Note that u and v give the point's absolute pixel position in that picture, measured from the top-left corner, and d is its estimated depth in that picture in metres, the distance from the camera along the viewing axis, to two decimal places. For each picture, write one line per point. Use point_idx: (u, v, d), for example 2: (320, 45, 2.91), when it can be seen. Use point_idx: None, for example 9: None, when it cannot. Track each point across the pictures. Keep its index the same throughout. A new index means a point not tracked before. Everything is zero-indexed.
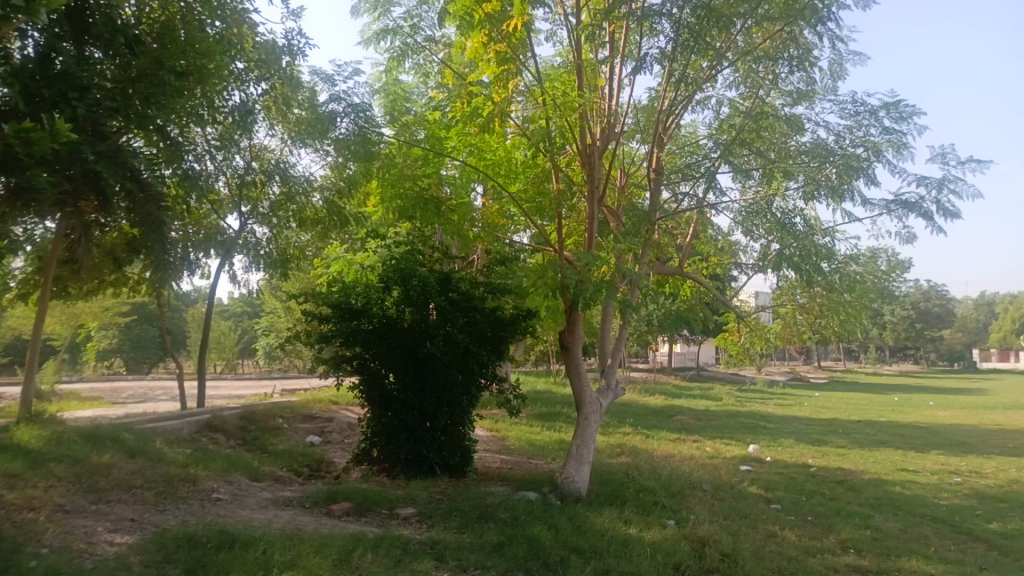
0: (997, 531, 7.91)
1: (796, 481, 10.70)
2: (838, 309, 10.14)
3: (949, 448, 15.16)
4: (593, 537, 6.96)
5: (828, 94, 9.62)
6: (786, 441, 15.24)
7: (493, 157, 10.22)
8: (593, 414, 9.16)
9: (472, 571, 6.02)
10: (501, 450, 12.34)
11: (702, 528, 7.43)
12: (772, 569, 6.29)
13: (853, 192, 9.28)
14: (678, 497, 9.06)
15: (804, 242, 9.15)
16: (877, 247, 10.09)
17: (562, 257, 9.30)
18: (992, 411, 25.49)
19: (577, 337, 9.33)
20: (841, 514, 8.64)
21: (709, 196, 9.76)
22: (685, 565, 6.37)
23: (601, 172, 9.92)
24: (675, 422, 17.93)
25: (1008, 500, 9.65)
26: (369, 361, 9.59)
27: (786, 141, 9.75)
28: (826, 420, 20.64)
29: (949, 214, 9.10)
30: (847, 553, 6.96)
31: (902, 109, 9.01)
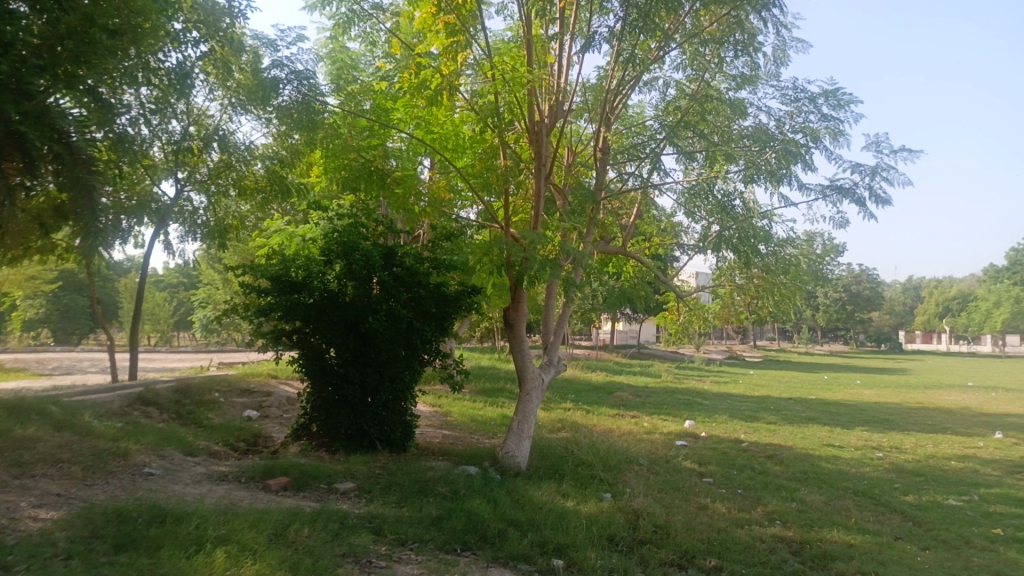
0: (912, 503, 8.36)
1: (729, 456, 11.06)
2: (773, 290, 10.45)
3: (872, 425, 15.87)
4: (531, 510, 7.08)
5: (770, 80, 9.78)
6: (721, 418, 15.71)
7: (440, 130, 10.11)
8: (535, 389, 9.26)
9: (410, 544, 6.06)
10: (443, 425, 12.39)
11: (636, 501, 7.64)
12: (702, 540, 6.51)
13: (791, 176, 9.50)
14: (615, 471, 9.27)
15: (743, 225, 9.40)
16: (813, 231, 10.40)
17: (508, 234, 9.34)
18: (913, 390, 26.73)
19: (521, 315, 9.39)
20: (769, 487, 8.99)
21: (653, 176, 9.90)
22: (619, 536, 6.54)
23: (549, 150, 9.92)
24: (615, 398, 18.29)
25: (923, 474, 10.18)
26: (310, 336, 9.49)
27: (729, 124, 9.85)
28: (760, 397, 21.29)
29: (881, 201, 9.41)
30: (772, 524, 7.25)
31: (840, 97, 9.23)
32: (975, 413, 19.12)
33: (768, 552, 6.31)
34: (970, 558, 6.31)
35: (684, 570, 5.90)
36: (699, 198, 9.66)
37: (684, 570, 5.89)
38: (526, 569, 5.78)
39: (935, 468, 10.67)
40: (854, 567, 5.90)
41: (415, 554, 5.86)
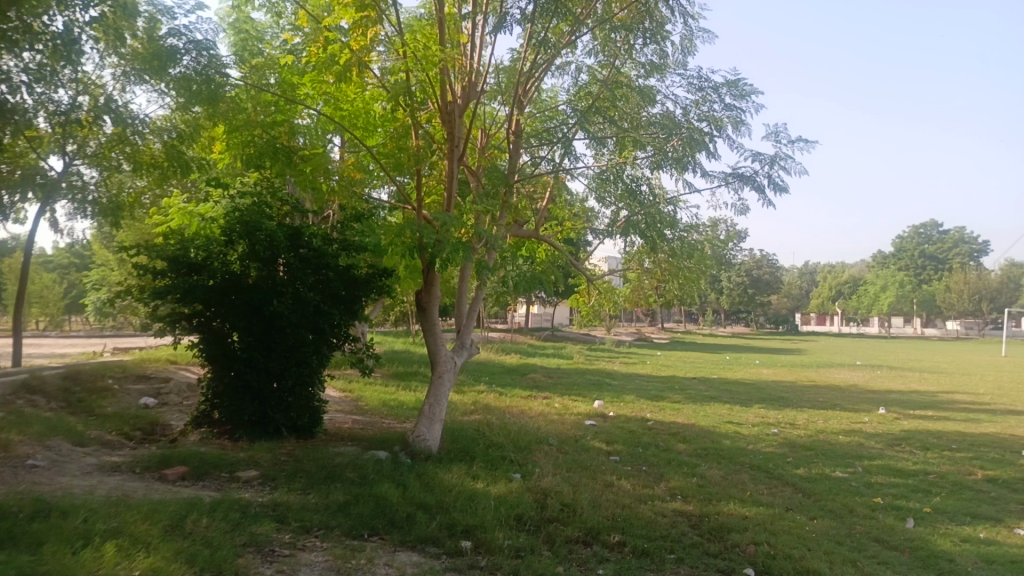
0: (802, 476, 8.86)
1: (635, 434, 11.37)
2: (679, 274, 10.76)
3: (768, 403, 16.71)
4: (440, 492, 7.07)
5: (678, 69, 9.97)
6: (629, 397, 16.17)
7: (349, 108, 9.67)
8: (447, 372, 9.20)
9: (315, 532, 5.94)
10: (353, 410, 12.21)
11: (545, 481, 7.76)
12: (607, 516, 6.68)
13: (696, 164, 9.74)
14: (525, 452, 9.38)
15: (650, 210, 9.62)
16: (718, 217, 10.73)
17: (420, 216, 9.19)
18: (807, 369, 28.29)
19: (434, 298, 9.30)
20: (672, 463, 9.32)
21: (565, 161, 9.96)
22: (526, 516, 6.63)
23: (462, 131, 9.83)
24: (528, 380, 18.50)
25: (813, 448, 10.80)
26: (210, 320, 9.12)
27: (638, 111, 10.05)
28: (666, 377, 22.01)
29: (779, 189, 9.78)
30: (674, 499, 7.52)
31: (742, 88, 9.53)
32: (861, 390, 20.41)
33: (669, 526, 6.53)
34: (853, 526, 6.74)
35: (589, 546, 6.04)
36: (609, 183, 9.70)
37: (588, 547, 6.02)
38: (433, 551, 5.77)
39: (824, 443, 11.33)
40: (748, 537, 6.20)
41: (320, 542, 5.75)
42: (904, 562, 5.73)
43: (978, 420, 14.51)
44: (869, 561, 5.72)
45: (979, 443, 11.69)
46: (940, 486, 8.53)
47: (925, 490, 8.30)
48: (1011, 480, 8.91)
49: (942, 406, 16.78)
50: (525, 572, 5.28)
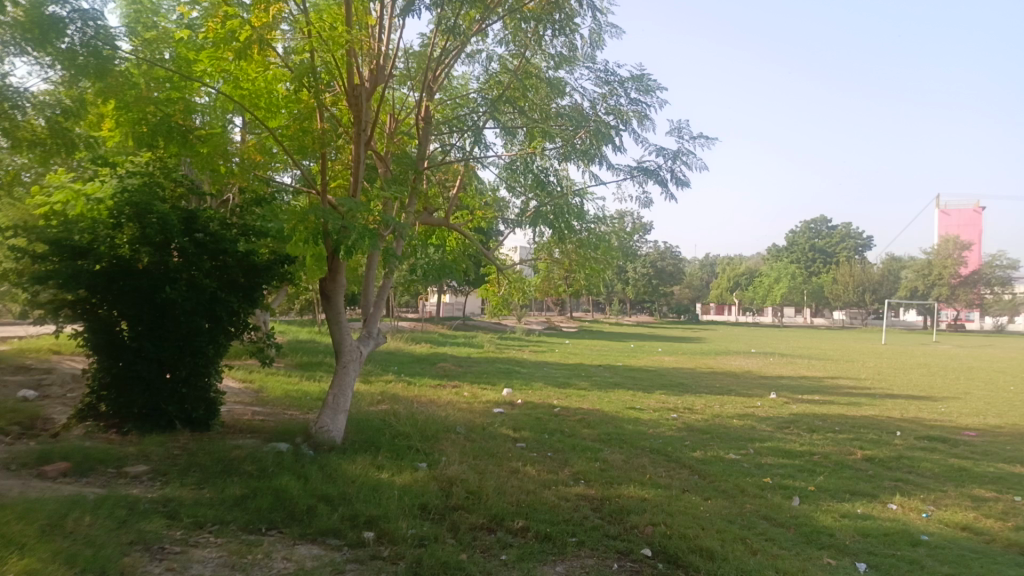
0: (698, 458, 9.23)
1: (542, 421, 11.53)
2: (586, 264, 10.93)
3: (670, 389, 17.31)
4: (343, 483, 6.95)
5: (587, 62, 10.02)
6: (537, 385, 16.37)
7: (250, 86, 9.31)
8: (352, 362, 8.99)
9: (209, 527, 5.73)
10: (254, 401, 11.83)
11: (451, 469, 7.76)
12: (511, 502, 6.76)
13: (602, 157, 9.81)
14: (432, 441, 9.34)
15: (558, 201, 9.57)
16: (625, 210, 10.97)
17: (325, 200, 8.96)
18: (706, 356, 29.46)
19: (339, 286, 9.07)
20: (577, 449, 9.50)
21: (475, 150, 9.90)
22: (431, 504, 6.61)
23: (370, 115, 9.57)
24: (437, 369, 18.45)
25: (710, 432, 11.26)
26: (96, 308, 8.62)
27: (548, 102, 10.09)
28: (574, 365, 22.43)
29: (681, 184, 9.87)
30: (577, 484, 7.67)
31: (647, 83, 9.64)
32: (755, 377, 21.45)
33: (571, 510, 6.67)
34: (743, 505, 7.08)
35: (493, 532, 6.07)
36: (519, 174, 9.78)
37: (492, 533, 6.06)
38: (334, 543, 5.67)
39: (720, 426, 11.84)
40: (646, 518, 6.40)
41: (214, 537, 5.54)
42: (789, 538, 6.06)
43: (858, 404, 15.53)
44: (757, 538, 6.02)
45: (858, 424, 12.53)
46: (823, 465, 9.07)
47: (810, 470, 8.81)
48: (886, 458, 9.59)
49: (828, 391, 17.87)
50: (428, 560, 5.26)
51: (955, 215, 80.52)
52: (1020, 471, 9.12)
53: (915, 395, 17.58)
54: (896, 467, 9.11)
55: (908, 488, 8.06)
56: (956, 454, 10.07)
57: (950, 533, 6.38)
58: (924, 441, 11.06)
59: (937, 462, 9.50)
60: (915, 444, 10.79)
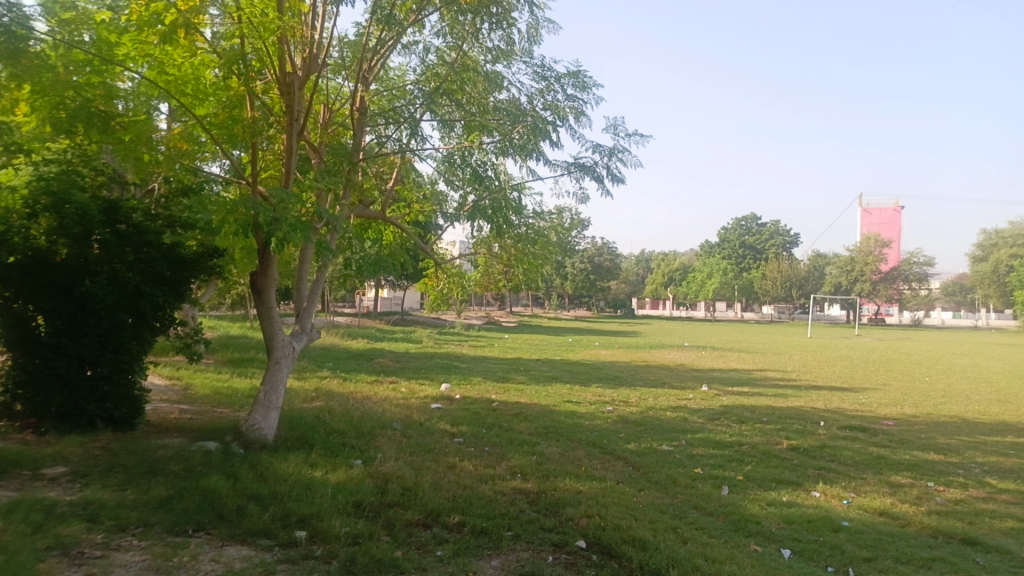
0: (633, 450, 9.39)
1: (479, 415, 11.51)
2: (524, 259, 10.94)
3: (606, 382, 17.55)
4: (275, 482, 6.79)
5: (525, 57, 9.97)
6: (474, 379, 16.35)
7: (176, 72, 8.93)
8: (284, 358, 8.79)
9: (132, 530, 5.51)
10: (181, 399, 11.43)
11: (386, 466, 7.67)
12: (447, 498, 6.73)
13: (540, 152, 9.78)
14: (367, 438, 9.20)
15: (497, 195, 9.49)
16: (564, 205, 11.09)
17: (256, 192, 8.72)
18: (642, 350, 30.02)
19: (270, 280, 8.83)
20: (514, 443, 9.53)
21: (411, 142, 9.78)
22: (365, 502, 6.51)
23: (303, 104, 9.35)
24: (375, 364, 18.25)
25: (644, 424, 11.47)
26: (11, 302, 8.20)
27: (486, 96, 10.06)
28: (512, 359, 22.51)
29: (617, 180, 9.91)
30: (514, 478, 7.69)
31: (583, 79, 9.60)
32: (689, 370, 22.00)
33: (507, 504, 6.68)
34: (675, 495, 7.23)
35: (429, 528, 6.02)
36: (457, 167, 9.65)
37: (428, 529, 6.01)
38: (265, 543, 5.53)
39: (653, 418, 12.08)
40: (581, 511, 6.47)
41: (137, 540, 5.33)
42: (718, 527, 6.22)
43: (786, 395, 16.09)
44: (688, 527, 6.16)
45: (784, 415, 12.97)
46: (752, 455, 9.35)
47: (739, 460, 9.07)
48: (810, 448, 9.96)
49: (757, 383, 18.46)
50: (362, 558, 5.18)
51: (875, 214, 84.17)
52: (933, 457, 9.61)
53: (838, 386, 18.33)
54: (820, 456, 9.47)
55: (830, 476, 8.38)
56: (875, 443, 10.53)
57: (869, 518, 6.66)
58: (845, 430, 11.52)
59: (857, 450, 9.92)
60: (838, 433, 11.23)
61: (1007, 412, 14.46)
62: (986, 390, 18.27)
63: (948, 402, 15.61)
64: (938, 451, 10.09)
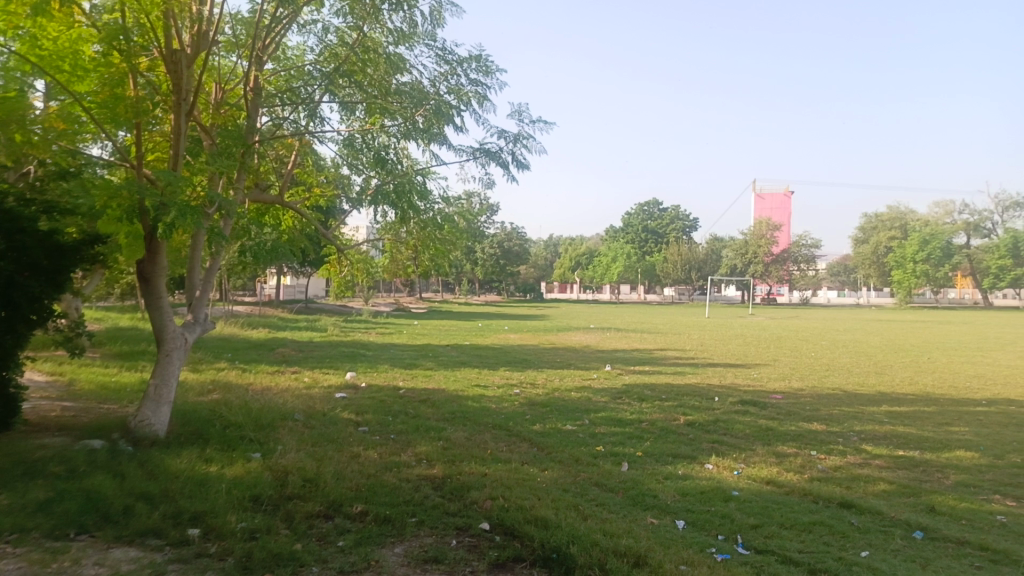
0: (538, 431, 9.53)
1: (385, 403, 11.39)
2: (431, 245, 10.82)
3: (513, 365, 17.73)
4: (166, 479, 6.50)
5: (427, 40, 9.75)
6: (381, 367, 16.15)
7: (51, 47, 8.25)
8: (175, 350, 8.39)
9: (6, 537, 5.14)
10: (63, 396, 10.73)
11: (287, 458, 7.47)
12: (349, 487, 6.63)
13: (443, 136, 9.60)
14: (267, 430, 8.93)
15: (401, 179, 9.24)
16: (473, 191, 11.09)
17: (140, 175, 8.24)
18: (550, 333, 30.54)
19: (159, 268, 8.40)
20: (419, 429, 9.47)
21: (310, 124, 9.50)
22: (264, 495, 6.33)
23: (191, 82, 8.90)
24: (277, 354, 17.73)
25: (549, 405, 11.66)
26: None
27: (387, 79, 9.81)
28: (420, 345, 22.40)
29: (523, 167, 9.77)
30: (419, 464, 7.66)
31: (485, 63, 9.48)
32: (594, 351, 22.54)
33: (412, 490, 6.65)
34: (578, 473, 7.40)
35: (330, 519, 5.92)
36: (358, 151, 9.42)
37: (330, 520, 5.90)
38: (155, 543, 5.29)
39: (558, 399, 12.31)
40: (485, 493, 6.52)
41: (11, 548, 4.98)
42: (617, 502, 6.41)
43: (684, 373, 16.76)
44: (588, 504, 6.32)
45: (682, 391, 13.48)
46: (650, 431, 9.67)
47: (638, 436, 9.37)
48: (705, 422, 10.41)
49: (658, 362, 19.13)
50: (259, 553, 5.04)
51: (768, 199, 88.49)
52: (816, 428, 10.24)
53: (732, 363, 19.25)
54: (714, 430, 9.91)
55: (723, 448, 8.79)
56: (765, 416, 11.12)
57: (757, 487, 7.04)
58: (738, 404, 12.10)
59: (748, 423, 10.45)
60: (731, 408, 11.79)
61: (881, 382, 15.59)
62: (864, 364, 19.62)
63: (831, 375, 16.69)
64: (820, 422, 10.74)
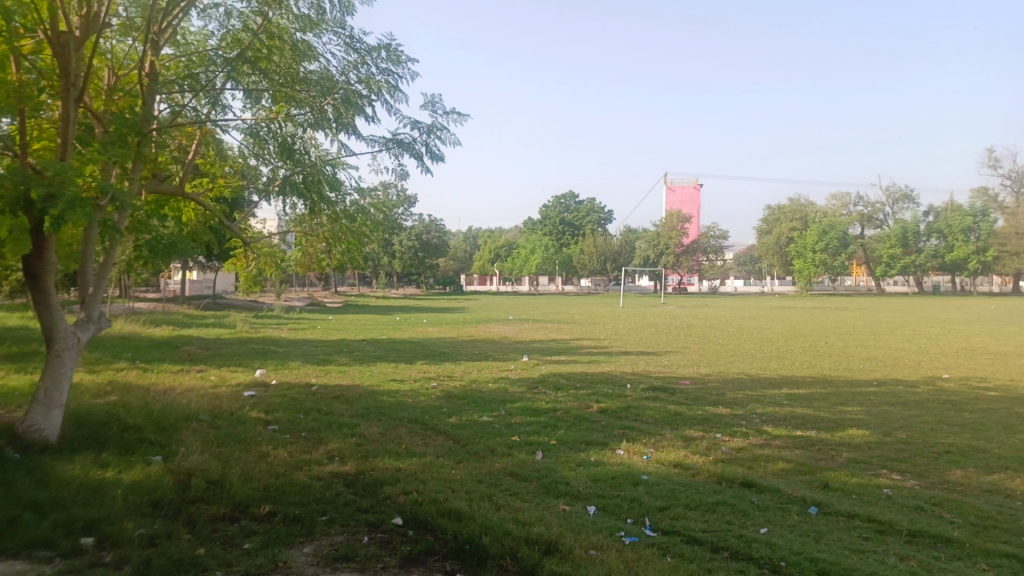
0: (454, 424, 9.52)
1: (297, 400, 11.11)
2: (342, 238, 10.58)
3: (430, 358, 17.66)
4: (57, 487, 6.14)
5: (336, 27, 9.47)
6: (293, 364, 15.75)
7: None
8: (67, 351, 7.91)
9: None
10: None
11: (190, 460, 7.19)
12: (257, 488, 6.44)
13: (354, 127, 9.36)
14: (169, 432, 8.55)
15: (311, 169, 9.03)
16: (389, 182, 10.97)
17: (24, 164, 7.70)
18: (467, 325, 30.61)
19: (47, 264, 7.90)
20: (332, 426, 9.30)
21: (212, 113, 9.12)
22: (166, 499, 6.07)
23: (82, 67, 8.38)
24: (181, 353, 17.00)
25: (465, 397, 11.66)
26: None
27: (294, 67, 9.51)
28: (335, 340, 21.99)
29: (436, 158, 9.66)
30: (331, 462, 7.52)
31: (396, 53, 9.32)
32: (511, 342, 22.74)
33: (323, 488, 6.52)
34: (493, 464, 7.44)
35: (236, 521, 5.74)
36: (263, 140, 9.10)
37: (235, 522, 5.72)
38: (44, 555, 4.98)
39: (475, 391, 12.33)
40: (399, 488, 6.47)
41: None
42: (530, 491, 6.48)
43: (598, 361, 17.12)
44: (502, 494, 6.37)
45: (595, 380, 13.76)
46: (564, 420, 9.82)
47: (553, 425, 9.50)
48: (617, 409, 10.65)
49: (573, 351, 19.46)
50: (158, 560, 4.83)
51: (679, 191, 91.30)
52: (721, 411, 10.66)
53: (644, 351, 19.80)
54: (625, 416, 10.15)
55: (633, 434, 9.02)
56: (674, 401, 11.49)
57: (665, 470, 7.27)
58: (649, 391, 12.45)
59: (657, 409, 10.77)
60: (642, 394, 12.11)
61: (782, 366, 16.39)
62: (767, 349, 20.57)
63: (736, 360, 17.41)
64: (726, 405, 11.17)
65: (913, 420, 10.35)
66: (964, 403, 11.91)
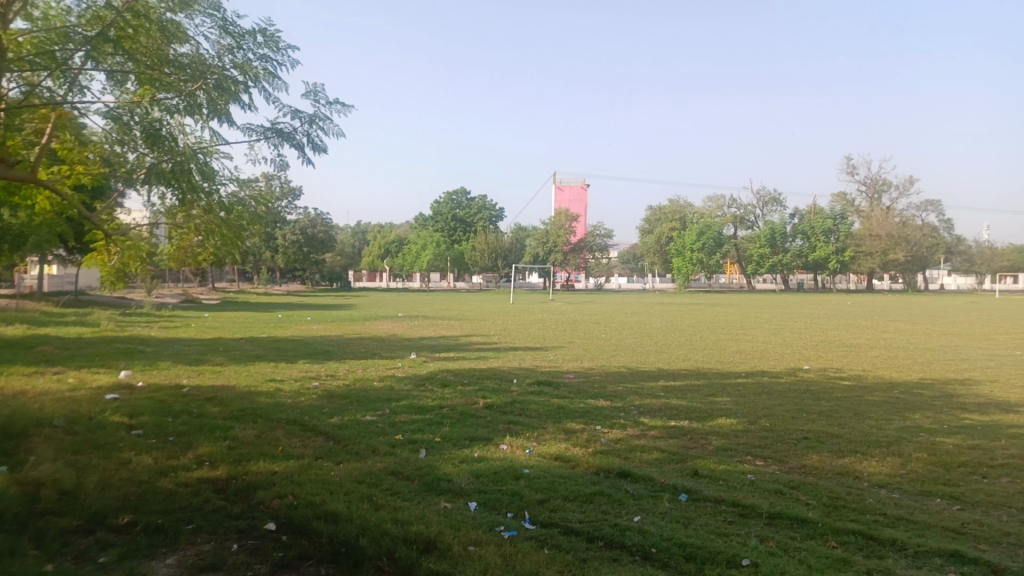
0: (335, 424, 9.29)
1: (165, 403, 10.50)
2: (217, 231, 10.03)
3: (314, 357, 17.19)
4: None
5: (208, 9, 9.04)
6: (163, 364, 14.89)
7: None
8: None
9: None
10: None
11: (40, 469, 6.63)
12: (116, 497, 6.03)
13: (227, 114, 8.96)
14: (16, 440, 7.86)
15: (179, 157, 8.60)
16: (271, 175, 10.63)
17: None
18: (353, 322, 30.04)
19: None
20: (203, 429, 8.84)
21: (69, 94, 8.48)
22: (8, 513, 5.57)
23: None
24: (34, 353, 15.68)
25: (349, 396, 11.41)
26: None
27: (162, 48, 8.98)
28: (211, 339, 20.96)
29: (318, 149, 9.36)
30: (200, 467, 7.15)
31: (274, 38, 8.99)
32: (399, 338, 22.52)
33: (190, 495, 6.19)
34: (373, 464, 7.32)
35: (91, 534, 5.35)
36: (126, 125, 8.56)
37: (90, 535, 5.33)
38: None
39: (359, 390, 12.10)
40: (273, 492, 6.24)
41: None
42: (411, 489, 6.43)
43: (485, 357, 17.24)
44: (382, 493, 6.28)
45: (482, 376, 13.83)
46: (449, 417, 9.80)
47: (437, 422, 9.46)
48: (502, 404, 10.75)
49: (461, 347, 19.54)
50: None
51: (566, 190, 93.43)
52: (601, 404, 10.98)
53: (530, 346, 20.12)
54: (509, 412, 10.26)
55: (517, 429, 9.13)
56: (557, 395, 11.72)
57: (546, 464, 7.40)
58: (533, 386, 12.66)
59: (541, 403, 10.96)
60: (527, 389, 12.29)
61: (660, 360, 17.10)
62: (647, 343, 21.41)
63: (618, 355, 18.01)
64: (606, 398, 11.52)
65: (777, 409, 11.06)
66: (821, 392, 12.86)
